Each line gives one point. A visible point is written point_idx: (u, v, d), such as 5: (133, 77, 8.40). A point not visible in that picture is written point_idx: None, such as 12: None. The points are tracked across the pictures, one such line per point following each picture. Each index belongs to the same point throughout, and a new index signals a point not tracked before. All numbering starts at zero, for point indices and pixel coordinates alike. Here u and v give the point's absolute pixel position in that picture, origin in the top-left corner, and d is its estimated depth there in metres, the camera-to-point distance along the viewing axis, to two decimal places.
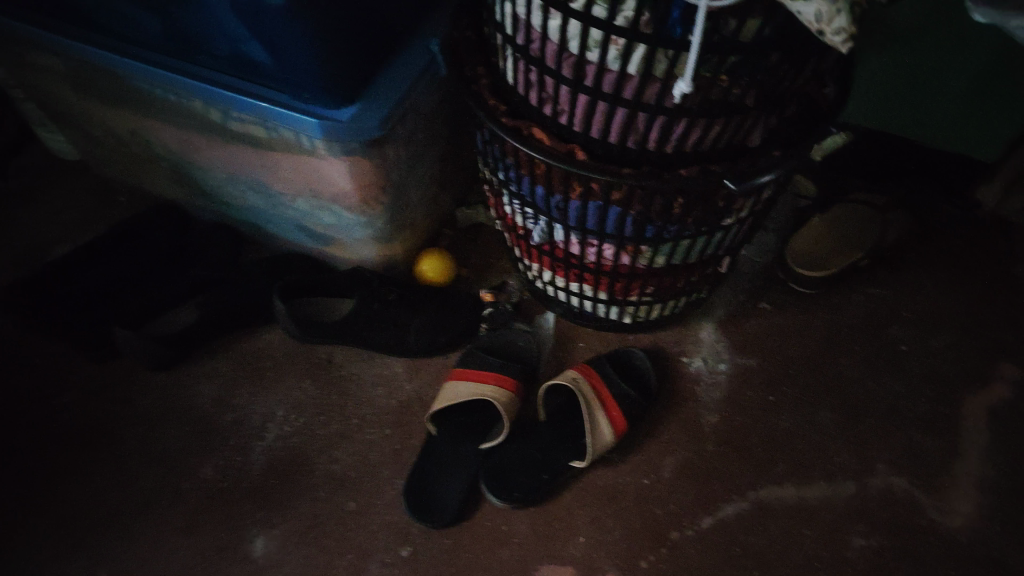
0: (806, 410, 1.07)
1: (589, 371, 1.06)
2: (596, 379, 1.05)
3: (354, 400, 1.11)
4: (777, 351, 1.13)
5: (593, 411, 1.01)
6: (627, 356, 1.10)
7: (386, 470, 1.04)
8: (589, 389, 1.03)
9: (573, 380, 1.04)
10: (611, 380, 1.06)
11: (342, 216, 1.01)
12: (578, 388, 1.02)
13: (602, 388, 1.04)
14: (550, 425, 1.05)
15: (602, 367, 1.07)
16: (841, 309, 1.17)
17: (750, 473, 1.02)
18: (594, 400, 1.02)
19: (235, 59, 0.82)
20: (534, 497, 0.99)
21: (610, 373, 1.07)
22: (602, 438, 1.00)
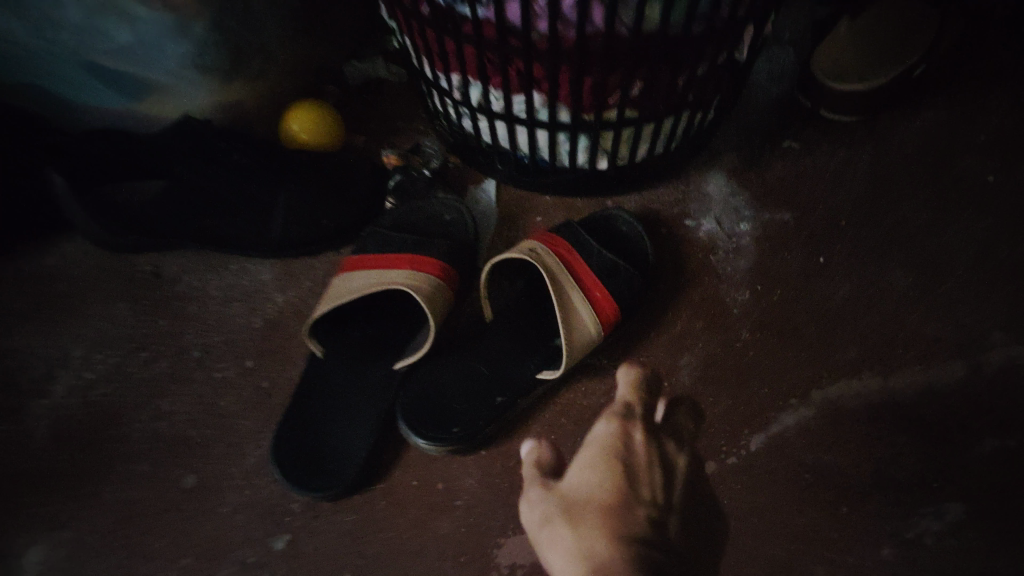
0: (873, 271, 0.73)
1: (557, 240, 0.69)
2: (568, 252, 0.68)
3: (196, 325, 0.71)
4: (816, 199, 0.78)
5: (569, 298, 0.65)
6: (607, 221, 0.74)
7: (245, 421, 0.65)
8: (559, 266, 0.66)
9: (535, 254, 0.66)
10: (586, 250, 0.69)
11: (140, 16, 0.63)
12: (541, 262, 0.66)
13: (581, 265, 0.67)
14: (500, 326, 0.68)
15: (571, 233, 0.70)
16: (888, 138, 0.83)
17: (808, 365, 0.67)
18: (569, 283, 0.66)
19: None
20: (486, 437, 0.62)
21: (585, 240, 0.70)
22: (586, 337, 0.64)
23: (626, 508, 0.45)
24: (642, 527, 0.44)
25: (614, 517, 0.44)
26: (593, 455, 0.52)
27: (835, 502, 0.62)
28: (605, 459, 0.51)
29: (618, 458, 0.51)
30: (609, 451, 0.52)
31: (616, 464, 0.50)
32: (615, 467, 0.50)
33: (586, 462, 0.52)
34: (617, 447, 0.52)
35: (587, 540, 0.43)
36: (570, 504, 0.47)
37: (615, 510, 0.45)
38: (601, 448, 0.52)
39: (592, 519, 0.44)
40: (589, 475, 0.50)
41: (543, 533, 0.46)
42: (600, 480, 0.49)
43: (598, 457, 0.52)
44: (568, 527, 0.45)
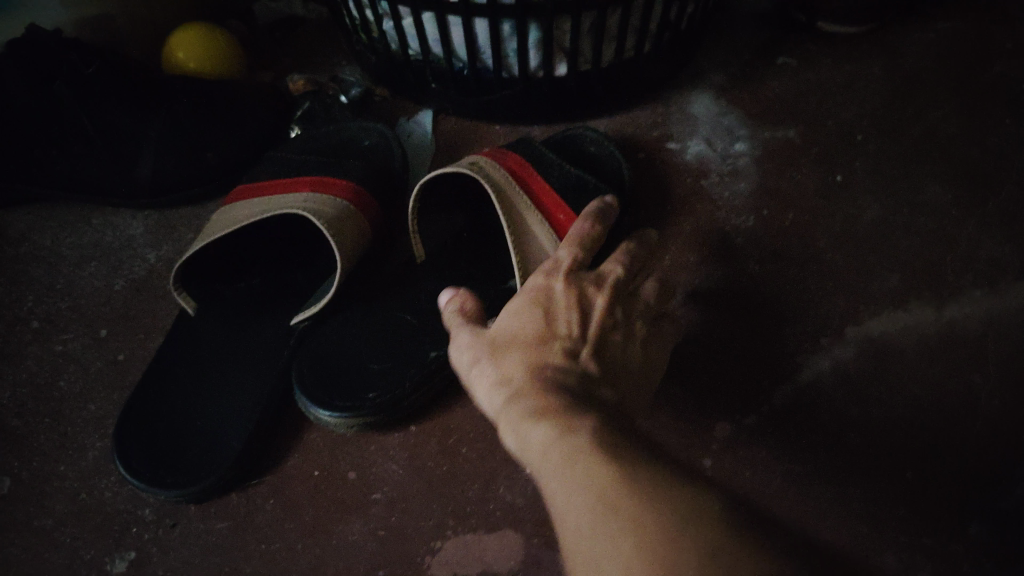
0: (905, 187, 0.58)
1: (509, 157, 0.53)
2: (524, 169, 0.52)
3: (39, 291, 0.55)
4: (824, 114, 0.64)
5: (526, 222, 0.49)
6: (572, 141, 0.59)
7: (93, 404, 0.49)
8: (512, 183, 0.50)
9: (478, 167, 0.50)
10: (543, 167, 0.54)
11: None
12: (483, 175, 0.49)
13: (541, 185, 0.52)
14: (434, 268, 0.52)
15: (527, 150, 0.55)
16: (903, 47, 0.69)
17: (837, 299, 0.52)
18: (526, 203, 0.50)
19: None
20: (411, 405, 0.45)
21: (544, 157, 0.55)
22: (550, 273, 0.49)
23: (551, 348, 0.34)
24: (567, 364, 0.34)
25: (535, 358, 0.34)
26: (519, 302, 0.37)
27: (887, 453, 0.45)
28: (531, 299, 0.36)
29: (549, 299, 0.36)
30: (537, 297, 0.36)
31: (542, 310, 0.36)
32: (542, 312, 0.36)
33: (512, 306, 0.37)
34: (551, 288, 0.37)
35: (506, 384, 0.33)
36: (494, 347, 0.35)
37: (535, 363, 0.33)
38: (530, 294, 0.37)
39: None
40: (523, 324, 0.35)
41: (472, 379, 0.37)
42: (527, 323, 0.35)
43: (523, 297, 0.37)
44: (485, 375, 0.34)
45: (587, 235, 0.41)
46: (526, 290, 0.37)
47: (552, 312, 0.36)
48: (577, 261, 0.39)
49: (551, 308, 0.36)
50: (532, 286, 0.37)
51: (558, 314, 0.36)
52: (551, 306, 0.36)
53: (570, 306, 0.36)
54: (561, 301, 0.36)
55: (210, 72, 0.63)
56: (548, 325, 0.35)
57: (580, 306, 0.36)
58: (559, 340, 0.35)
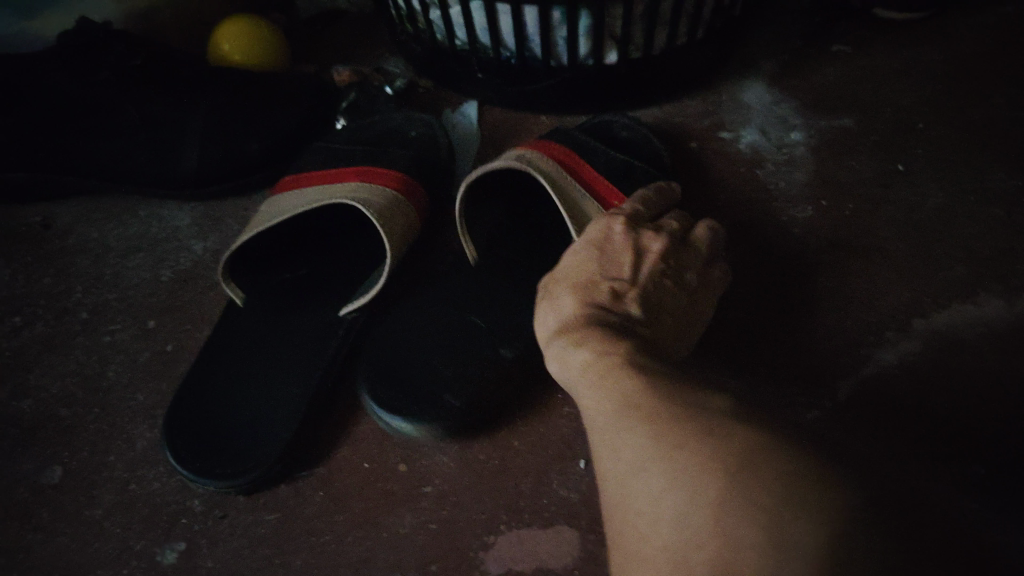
0: (973, 175, 0.56)
1: (552, 147, 0.52)
2: (570, 157, 0.51)
3: (87, 282, 0.55)
4: (882, 101, 0.62)
5: (584, 213, 0.48)
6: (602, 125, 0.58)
7: (141, 396, 0.48)
8: (565, 175, 0.49)
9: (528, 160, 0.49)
10: (593, 155, 0.52)
11: None
12: (534, 167, 0.48)
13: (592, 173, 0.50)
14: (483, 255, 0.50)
15: (579, 137, 0.54)
16: (965, 31, 0.67)
17: (903, 291, 0.50)
18: (579, 191, 0.48)
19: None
20: (484, 409, 0.43)
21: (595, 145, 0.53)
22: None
23: (598, 282, 0.38)
24: (608, 296, 0.38)
25: (582, 289, 0.38)
26: (578, 244, 0.42)
27: (964, 448, 0.43)
28: (587, 242, 0.41)
29: (604, 240, 0.41)
30: (594, 237, 0.41)
31: (596, 251, 0.40)
32: (598, 253, 0.40)
33: (572, 248, 0.42)
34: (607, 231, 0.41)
35: (554, 310, 0.38)
36: (552, 282, 0.40)
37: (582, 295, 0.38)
38: (589, 237, 0.41)
39: None
40: (577, 261, 0.40)
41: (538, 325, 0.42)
42: (584, 261, 0.40)
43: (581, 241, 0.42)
44: (540, 309, 0.39)
45: (649, 197, 0.46)
46: (585, 235, 0.42)
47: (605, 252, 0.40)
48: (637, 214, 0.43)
49: (603, 249, 0.40)
50: (591, 230, 0.42)
51: (610, 255, 0.40)
52: (605, 246, 0.40)
53: (623, 247, 0.40)
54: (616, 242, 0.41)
55: (254, 66, 0.63)
56: (599, 263, 0.40)
57: (632, 249, 0.40)
58: (609, 276, 0.39)
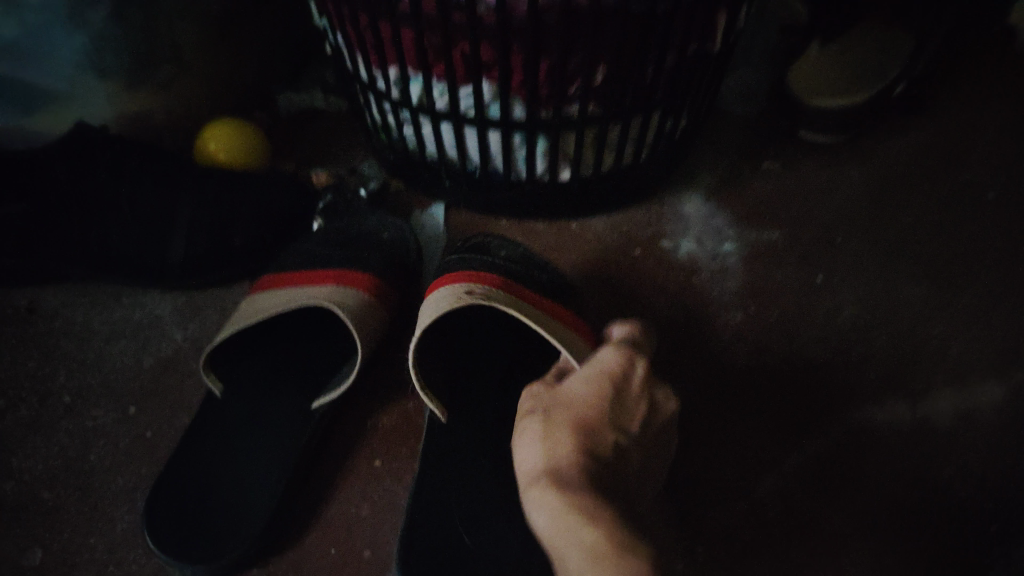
0: (880, 288, 0.63)
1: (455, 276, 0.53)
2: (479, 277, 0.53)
3: (71, 366, 0.58)
4: (804, 217, 0.70)
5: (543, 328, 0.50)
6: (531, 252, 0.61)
7: (122, 480, 0.52)
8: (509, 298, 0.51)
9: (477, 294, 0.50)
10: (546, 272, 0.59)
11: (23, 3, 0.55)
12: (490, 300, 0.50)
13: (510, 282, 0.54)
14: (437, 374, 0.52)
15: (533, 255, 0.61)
16: (877, 155, 0.76)
17: (817, 395, 0.57)
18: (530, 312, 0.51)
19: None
20: (449, 503, 0.49)
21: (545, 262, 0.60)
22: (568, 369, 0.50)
23: (603, 425, 0.40)
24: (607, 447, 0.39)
25: (587, 428, 0.39)
26: (590, 375, 0.43)
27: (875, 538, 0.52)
28: (596, 382, 0.43)
29: (614, 386, 0.43)
30: (612, 374, 0.43)
31: (607, 394, 0.42)
32: (611, 392, 0.42)
33: (583, 379, 0.43)
34: (618, 375, 0.43)
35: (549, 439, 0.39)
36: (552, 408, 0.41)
37: (590, 443, 0.38)
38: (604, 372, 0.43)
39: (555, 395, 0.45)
40: (588, 395, 0.42)
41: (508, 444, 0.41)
42: (597, 396, 0.42)
43: (589, 379, 0.43)
44: (530, 433, 0.40)
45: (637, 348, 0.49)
46: (600, 366, 0.44)
47: (616, 398, 0.42)
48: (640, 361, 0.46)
49: (616, 391, 0.42)
50: (606, 363, 0.44)
51: (620, 400, 0.42)
52: (618, 395, 0.42)
53: (632, 399, 0.43)
54: (630, 389, 0.43)
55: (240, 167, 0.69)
56: (608, 405, 0.41)
57: (640, 402, 0.43)
58: (615, 422, 0.41)
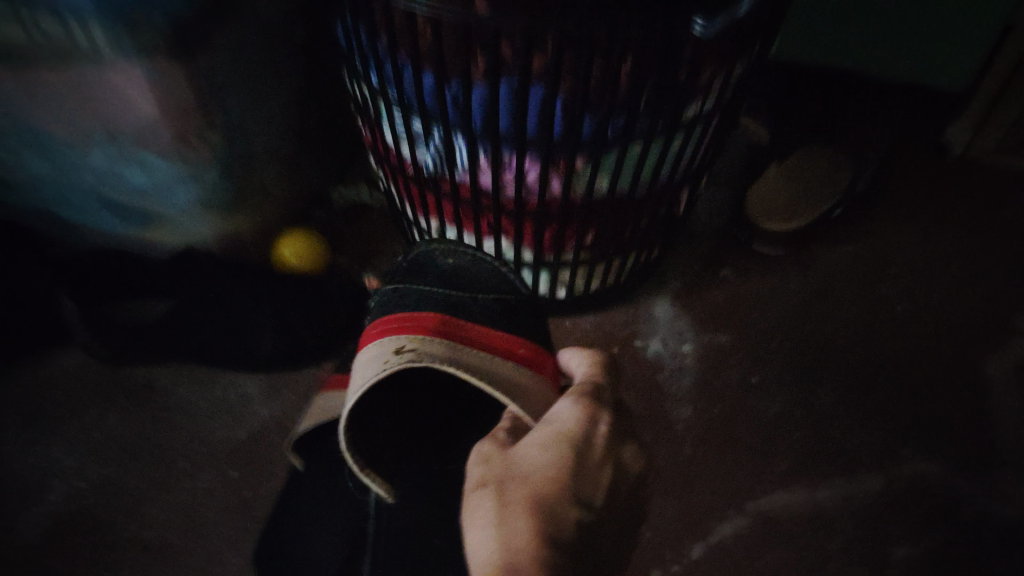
0: (799, 391, 0.82)
1: (387, 319, 0.68)
2: (405, 318, 0.68)
3: (184, 436, 0.78)
4: (751, 323, 0.88)
5: (471, 368, 0.64)
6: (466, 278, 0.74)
7: (231, 528, 0.72)
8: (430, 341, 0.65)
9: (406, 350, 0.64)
10: (488, 293, 0.73)
11: (155, 167, 0.73)
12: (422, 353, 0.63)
13: (438, 317, 0.69)
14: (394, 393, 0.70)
15: (484, 275, 0.74)
16: (816, 265, 0.94)
17: (743, 477, 0.76)
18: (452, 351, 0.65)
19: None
20: None
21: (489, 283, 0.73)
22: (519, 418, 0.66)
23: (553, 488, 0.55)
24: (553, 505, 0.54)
25: (540, 494, 0.55)
26: (547, 441, 0.59)
27: None
28: (556, 447, 0.58)
29: (571, 448, 0.58)
30: (563, 435, 0.59)
31: (563, 455, 0.57)
32: (563, 452, 0.58)
33: (542, 440, 0.59)
34: (575, 435, 0.59)
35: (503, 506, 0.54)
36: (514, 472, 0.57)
37: (546, 501, 0.54)
38: (558, 435, 0.59)
39: (533, 464, 0.57)
40: (541, 458, 0.57)
41: (470, 503, 0.57)
42: (550, 459, 0.57)
43: (551, 443, 0.58)
44: (488, 502, 0.55)
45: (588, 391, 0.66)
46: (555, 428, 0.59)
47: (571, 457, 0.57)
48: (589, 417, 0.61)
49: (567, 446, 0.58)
50: (561, 423, 0.60)
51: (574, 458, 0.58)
52: (575, 452, 0.58)
53: (585, 455, 0.59)
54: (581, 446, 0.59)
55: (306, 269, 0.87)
56: (560, 464, 0.57)
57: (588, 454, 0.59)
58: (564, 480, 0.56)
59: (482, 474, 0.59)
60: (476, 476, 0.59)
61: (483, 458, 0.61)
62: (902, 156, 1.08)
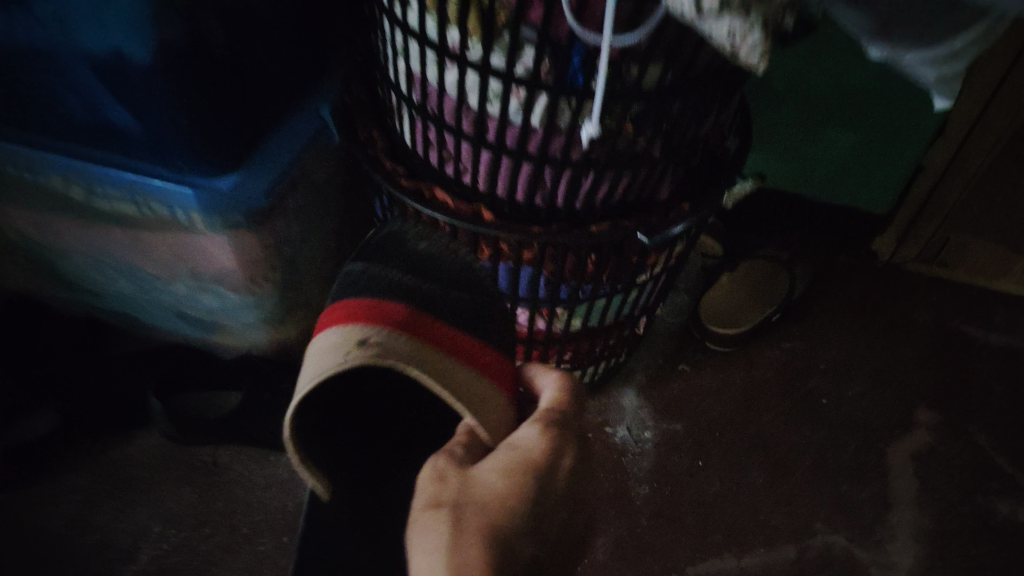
0: (735, 472, 1.02)
1: (347, 305, 0.65)
2: (371, 306, 0.64)
3: (244, 506, 0.97)
4: (700, 413, 1.08)
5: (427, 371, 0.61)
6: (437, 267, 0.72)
7: None
8: (390, 334, 0.62)
9: (364, 342, 0.60)
10: (459, 288, 0.71)
11: (226, 297, 0.93)
12: (379, 349, 0.60)
13: (404, 309, 0.65)
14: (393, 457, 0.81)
15: (451, 269, 0.73)
16: (756, 360, 1.15)
17: (689, 547, 0.95)
18: (413, 349, 0.61)
19: (72, 92, 0.71)
20: None
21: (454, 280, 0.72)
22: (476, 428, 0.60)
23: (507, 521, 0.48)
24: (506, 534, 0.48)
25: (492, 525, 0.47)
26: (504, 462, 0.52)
27: None
28: (518, 473, 0.51)
29: (536, 476, 0.51)
30: (522, 461, 0.52)
31: (521, 483, 0.50)
32: (521, 480, 0.51)
33: (500, 466, 0.52)
34: (537, 462, 0.52)
35: (446, 539, 0.46)
36: (463, 503, 0.48)
37: (506, 528, 0.48)
38: (518, 459, 0.52)
39: (488, 484, 0.50)
40: (499, 484, 0.50)
41: (415, 520, 0.48)
42: (506, 488, 0.50)
43: (515, 470, 0.51)
44: (431, 524, 0.47)
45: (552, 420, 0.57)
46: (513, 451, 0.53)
47: (530, 486, 0.50)
48: (551, 443, 0.54)
49: (526, 474, 0.51)
50: (521, 448, 0.53)
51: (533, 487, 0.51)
52: (541, 484, 0.51)
53: (546, 481, 0.52)
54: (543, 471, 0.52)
55: None
56: (518, 496, 0.50)
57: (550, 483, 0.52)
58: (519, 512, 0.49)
59: (430, 498, 0.49)
60: (422, 499, 0.49)
61: (431, 479, 0.51)
62: (833, 263, 1.30)
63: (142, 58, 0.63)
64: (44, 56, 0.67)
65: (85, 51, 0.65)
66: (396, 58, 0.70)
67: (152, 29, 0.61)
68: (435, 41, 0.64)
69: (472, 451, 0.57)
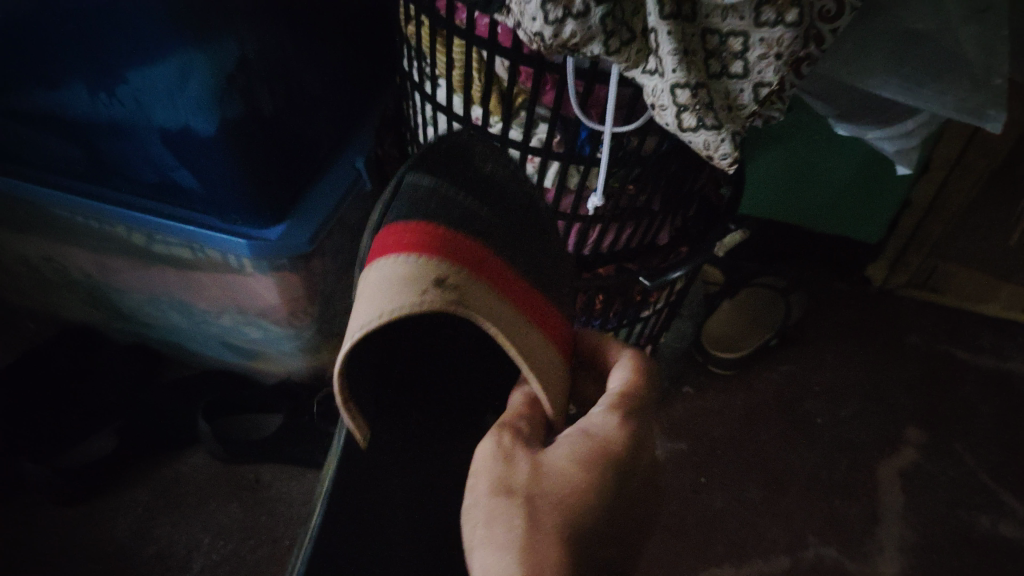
0: (736, 489, 1.10)
1: (413, 228, 0.55)
2: (440, 238, 0.56)
3: (284, 520, 1.07)
4: (703, 433, 1.16)
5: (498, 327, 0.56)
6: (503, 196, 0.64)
7: None
8: (466, 280, 0.55)
9: (438, 285, 0.53)
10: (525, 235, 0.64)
11: (269, 329, 1.03)
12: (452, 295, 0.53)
13: (479, 251, 0.58)
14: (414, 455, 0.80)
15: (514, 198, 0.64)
16: (755, 383, 1.23)
17: (693, 559, 1.03)
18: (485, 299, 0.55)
19: (143, 156, 0.81)
20: None
21: (523, 217, 0.64)
22: (540, 403, 0.59)
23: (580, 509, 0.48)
24: (580, 519, 0.48)
25: (565, 513, 0.48)
26: (577, 448, 0.52)
27: None
28: (592, 460, 0.51)
29: (608, 464, 0.51)
30: (595, 449, 0.52)
31: (594, 470, 0.50)
32: (595, 466, 0.51)
33: (571, 451, 0.52)
34: (609, 450, 0.52)
35: (520, 526, 0.46)
36: (536, 488, 0.49)
37: (580, 515, 0.48)
38: (591, 446, 0.52)
39: (560, 469, 0.50)
40: (573, 471, 0.50)
41: (488, 501, 0.49)
42: (580, 474, 0.50)
43: (589, 458, 0.51)
44: (506, 509, 0.47)
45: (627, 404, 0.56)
46: (585, 437, 0.53)
47: (602, 474, 0.50)
48: (623, 430, 0.54)
49: (600, 462, 0.51)
50: (592, 434, 0.53)
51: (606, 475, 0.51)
52: (613, 473, 0.51)
53: (617, 468, 0.52)
54: (614, 458, 0.52)
55: None
56: (591, 484, 0.50)
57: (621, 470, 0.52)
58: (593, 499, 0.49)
59: (502, 479, 0.50)
60: (494, 480, 0.50)
61: (501, 458, 0.51)
62: (829, 290, 1.38)
63: (206, 131, 0.73)
64: (122, 128, 0.77)
65: (157, 126, 0.75)
66: (425, 126, 0.80)
67: (218, 107, 0.71)
68: (460, 116, 0.73)
69: (535, 426, 0.57)
